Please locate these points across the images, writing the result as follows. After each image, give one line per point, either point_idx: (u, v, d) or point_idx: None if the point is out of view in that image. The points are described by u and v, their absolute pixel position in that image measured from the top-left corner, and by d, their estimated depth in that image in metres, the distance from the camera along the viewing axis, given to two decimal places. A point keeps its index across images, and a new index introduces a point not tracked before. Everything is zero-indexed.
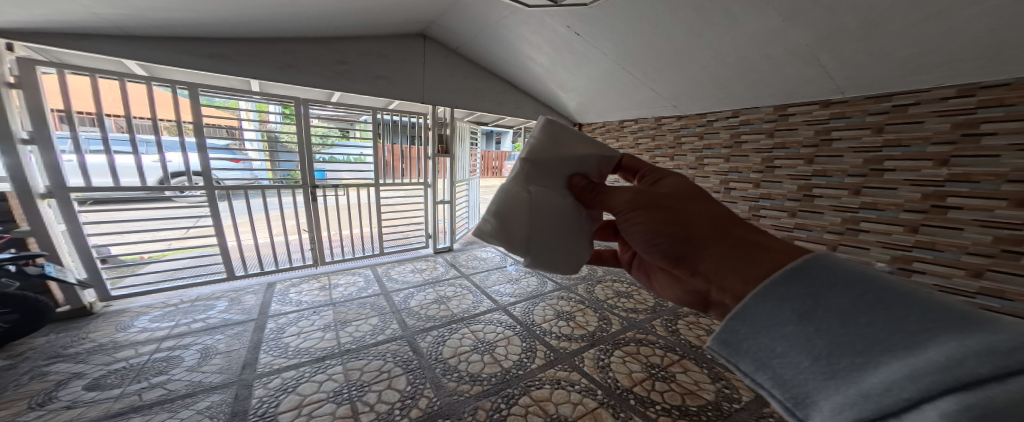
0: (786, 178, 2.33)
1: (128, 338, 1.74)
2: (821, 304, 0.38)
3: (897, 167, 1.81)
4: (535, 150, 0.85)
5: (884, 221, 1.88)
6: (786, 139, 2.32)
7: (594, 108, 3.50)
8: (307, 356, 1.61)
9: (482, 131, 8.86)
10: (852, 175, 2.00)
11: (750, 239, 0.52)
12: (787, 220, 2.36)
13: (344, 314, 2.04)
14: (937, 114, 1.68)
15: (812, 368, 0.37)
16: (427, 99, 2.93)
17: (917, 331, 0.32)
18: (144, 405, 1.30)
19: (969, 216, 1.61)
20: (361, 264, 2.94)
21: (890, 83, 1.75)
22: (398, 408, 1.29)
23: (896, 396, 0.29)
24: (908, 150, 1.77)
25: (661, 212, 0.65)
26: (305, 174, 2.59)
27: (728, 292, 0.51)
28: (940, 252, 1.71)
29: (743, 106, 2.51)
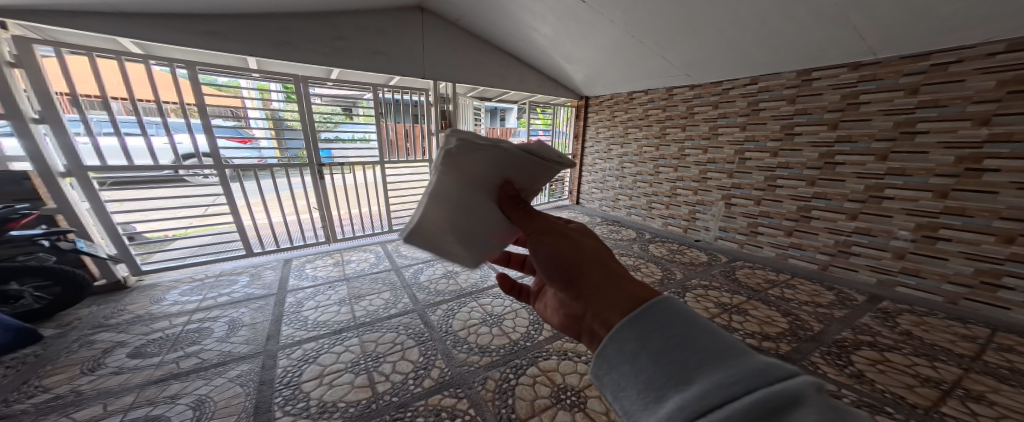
0: (806, 146, 2.23)
1: (162, 311, 1.86)
2: (648, 343, 0.36)
3: (931, 129, 1.74)
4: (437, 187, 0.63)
5: (912, 187, 1.83)
6: (808, 104, 2.19)
7: (601, 80, 3.36)
8: (325, 328, 1.70)
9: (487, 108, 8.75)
10: (879, 140, 1.91)
11: (625, 274, 0.52)
12: (805, 189, 2.27)
13: (357, 288, 2.13)
14: (981, 72, 1.58)
15: (634, 397, 0.35)
16: (428, 75, 2.85)
17: (701, 363, 0.33)
18: (182, 372, 1.40)
19: (1008, 178, 1.58)
20: (372, 241, 3.01)
21: (931, 41, 1.62)
22: (412, 377, 1.36)
23: (673, 420, 0.29)
24: (945, 111, 1.69)
25: (562, 239, 0.60)
26: (312, 154, 2.59)
27: (597, 318, 0.47)
28: (970, 218, 1.69)
29: (762, 73, 2.37)
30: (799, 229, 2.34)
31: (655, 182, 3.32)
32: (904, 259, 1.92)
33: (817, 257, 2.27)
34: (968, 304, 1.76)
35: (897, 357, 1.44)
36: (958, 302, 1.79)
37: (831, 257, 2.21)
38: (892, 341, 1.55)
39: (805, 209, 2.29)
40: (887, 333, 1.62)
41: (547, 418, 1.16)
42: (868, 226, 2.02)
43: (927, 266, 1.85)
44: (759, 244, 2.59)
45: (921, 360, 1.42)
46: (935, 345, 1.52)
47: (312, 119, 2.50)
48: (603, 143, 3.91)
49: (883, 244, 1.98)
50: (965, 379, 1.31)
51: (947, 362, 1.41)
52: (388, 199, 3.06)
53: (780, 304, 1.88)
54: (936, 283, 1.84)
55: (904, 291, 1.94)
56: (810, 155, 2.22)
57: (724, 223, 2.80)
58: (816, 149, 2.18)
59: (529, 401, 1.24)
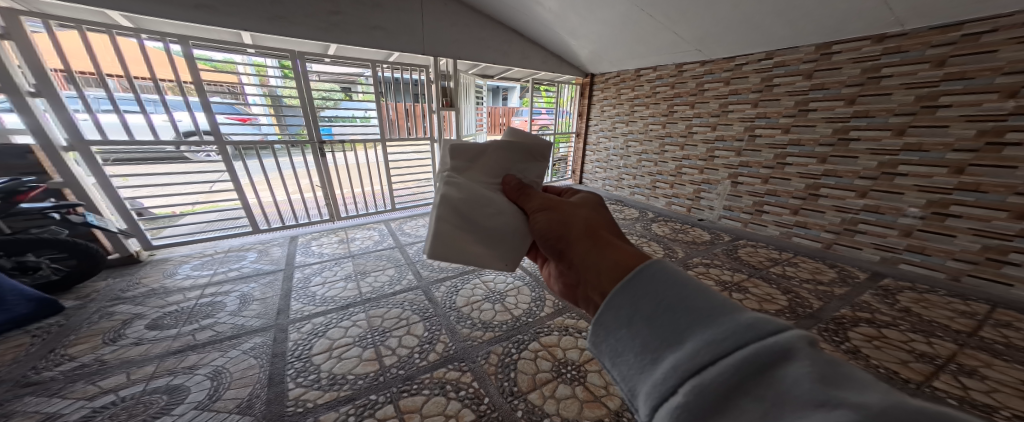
0: (820, 122, 2.16)
1: (176, 284, 1.93)
2: (640, 308, 0.36)
3: (954, 102, 1.68)
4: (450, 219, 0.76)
5: (927, 163, 1.80)
6: (825, 79, 2.10)
7: (608, 56, 3.23)
8: (332, 304, 1.75)
9: (488, 87, 8.52)
10: (898, 114, 1.85)
11: (614, 241, 0.53)
12: (815, 167, 2.23)
13: (363, 265, 2.17)
14: (1015, 41, 1.51)
15: (632, 362, 0.35)
16: (429, 51, 2.75)
17: (694, 322, 0.32)
18: (198, 344, 1.47)
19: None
20: (375, 219, 3.03)
21: (965, 9, 1.53)
22: (418, 352, 1.41)
23: (670, 382, 0.30)
24: (971, 84, 1.63)
25: (556, 213, 0.64)
26: (311, 131, 2.54)
27: (587, 285, 0.48)
28: (983, 194, 1.67)
29: (779, 46, 2.26)
30: (805, 207, 2.32)
31: (660, 161, 3.27)
32: (910, 237, 1.91)
33: (822, 235, 2.27)
34: (970, 280, 1.77)
35: (894, 333, 1.47)
36: (961, 279, 1.80)
37: (836, 235, 2.20)
38: (890, 317, 1.58)
39: (814, 186, 2.27)
40: (886, 309, 1.64)
41: (548, 390, 1.21)
42: (877, 204, 2.00)
43: (933, 243, 1.85)
44: (763, 223, 2.58)
45: (918, 336, 1.45)
46: (934, 321, 1.55)
47: (311, 97, 2.44)
48: (608, 121, 3.81)
49: (891, 221, 1.97)
50: (960, 354, 1.34)
51: (943, 338, 1.43)
52: (391, 178, 3.04)
53: (780, 282, 1.90)
54: (940, 260, 1.84)
55: (906, 268, 1.96)
56: (824, 131, 2.16)
57: (729, 203, 2.78)
58: (830, 125, 2.12)
59: (530, 375, 1.29)
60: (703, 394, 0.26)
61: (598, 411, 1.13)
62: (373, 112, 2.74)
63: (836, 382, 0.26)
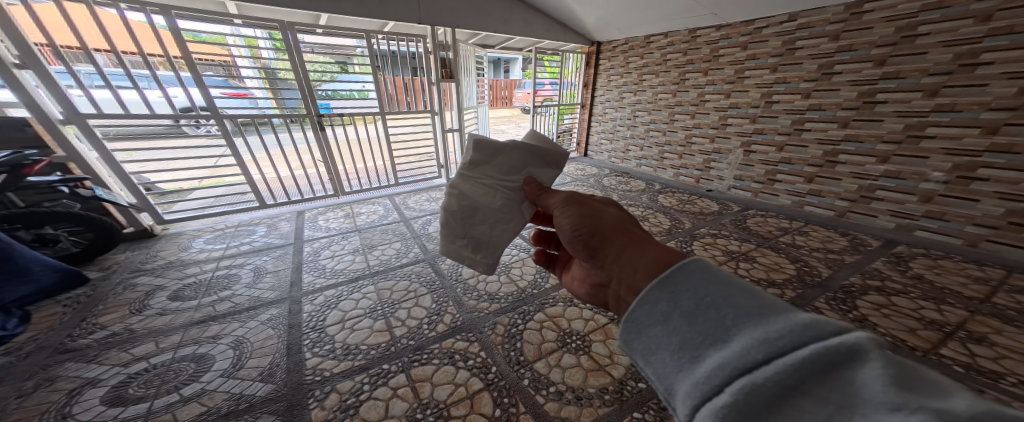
0: (845, 86, 2.05)
1: (191, 257, 1.99)
2: (678, 304, 0.36)
3: (997, 60, 1.57)
4: (449, 218, 0.85)
5: (958, 124, 1.72)
6: (853, 40, 1.97)
7: (616, 23, 3.03)
8: (343, 276, 1.81)
9: (487, 59, 8.19)
10: (932, 74, 1.74)
11: (648, 238, 0.53)
12: (836, 132, 2.15)
13: (369, 239, 2.21)
14: None
15: (667, 360, 0.35)
16: (425, 20, 2.59)
17: (740, 321, 0.32)
18: (219, 315, 1.55)
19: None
20: (379, 194, 3.02)
21: None
22: (427, 323, 1.48)
23: (714, 381, 0.30)
24: (1017, 39, 1.52)
25: (586, 210, 0.64)
26: (309, 105, 2.47)
27: (622, 285, 0.49)
28: (1016, 156, 1.61)
29: (805, 7, 2.10)
30: (821, 175, 2.28)
31: (670, 131, 3.17)
32: (931, 202, 1.88)
33: (837, 204, 2.24)
34: (988, 246, 1.76)
35: (904, 301, 1.49)
36: (978, 245, 1.79)
37: (850, 202, 2.18)
38: (901, 285, 1.59)
39: (832, 153, 2.20)
40: (898, 277, 1.66)
41: (553, 360, 1.27)
42: (898, 169, 1.95)
43: (954, 208, 1.82)
44: (775, 192, 2.55)
45: (928, 304, 1.47)
46: (946, 288, 1.56)
47: (306, 72, 2.36)
48: (615, 91, 3.65)
49: (911, 187, 1.93)
50: (969, 321, 1.36)
51: (953, 305, 1.45)
52: (393, 153, 2.99)
53: (789, 252, 1.91)
54: (960, 225, 1.82)
55: (922, 235, 1.94)
56: (847, 94, 2.05)
57: (740, 172, 2.73)
58: (855, 88, 2.01)
59: (536, 345, 1.35)
60: (757, 393, 0.26)
61: (602, 379, 1.19)
62: (372, 84, 2.64)
63: (910, 386, 0.25)
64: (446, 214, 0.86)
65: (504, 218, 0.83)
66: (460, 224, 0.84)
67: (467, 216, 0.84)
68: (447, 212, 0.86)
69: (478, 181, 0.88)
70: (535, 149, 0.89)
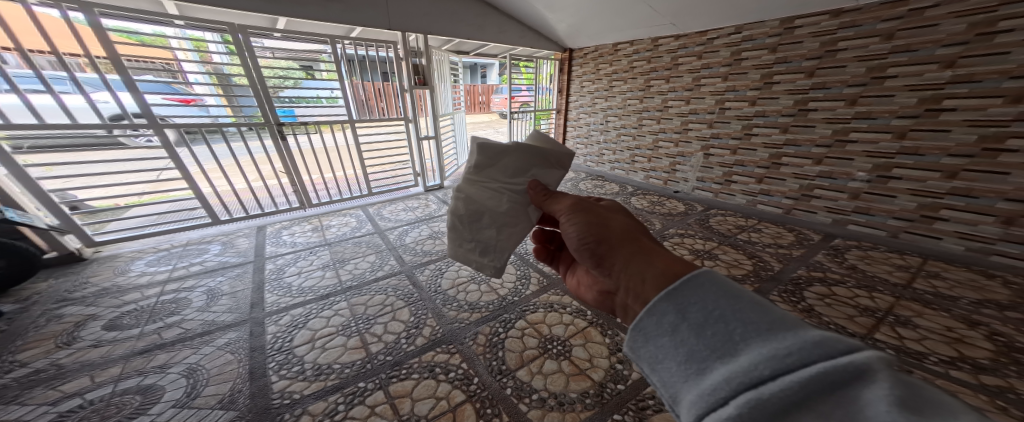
0: (783, 94, 2.27)
1: (131, 282, 1.77)
2: (686, 316, 0.36)
3: (900, 73, 1.81)
4: (457, 221, 0.86)
5: (875, 129, 1.96)
6: (789, 52, 2.19)
7: (585, 30, 3.14)
8: (311, 294, 1.69)
9: (464, 64, 8.21)
10: (851, 85, 1.98)
11: (657, 248, 0.52)
12: (778, 136, 2.37)
13: (341, 252, 2.09)
14: (954, 15, 1.62)
15: (674, 370, 0.35)
16: (395, 26, 2.53)
17: (749, 336, 0.32)
18: (166, 342, 1.38)
19: (960, 117, 1.69)
20: (351, 205, 2.86)
21: None
22: (405, 336, 1.41)
23: (720, 395, 0.29)
24: (915, 55, 1.75)
25: (593, 217, 0.64)
26: (266, 112, 2.31)
27: (631, 292, 0.49)
28: (922, 157, 1.83)
29: (749, 20, 2.29)
30: (769, 175, 2.48)
31: (639, 135, 3.31)
32: (859, 198, 2.10)
33: (784, 201, 2.43)
34: (907, 236, 1.97)
35: (842, 290, 1.64)
36: (899, 236, 2.00)
37: (795, 200, 2.38)
38: (839, 275, 1.76)
39: (777, 155, 2.41)
40: (836, 268, 1.83)
41: (536, 366, 1.26)
42: (831, 169, 2.17)
43: (877, 203, 2.03)
44: (732, 192, 2.72)
45: (862, 291, 1.63)
46: (875, 276, 1.75)
47: (262, 76, 2.20)
48: (589, 96, 3.77)
49: (842, 185, 2.16)
50: (896, 306, 1.52)
51: (883, 292, 1.62)
52: (365, 162, 2.86)
53: (746, 248, 2.06)
54: (883, 218, 2.03)
55: (854, 229, 2.16)
56: (786, 102, 2.27)
57: (702, 174, 2.88)
58: (792, 96, 2.24)
59: (518, 353, 1.33)
60: (761, 408, 0.25)
61: (584, 383, 1.19)
62: (339, 91, 2.51)
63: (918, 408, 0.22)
64: (454, 218, 0.86)
65: (510, 221, 0.83)
66: (467, 229, 0.84)
67: (474, 220, 0.84)
68: (455, 216, 0.86)
69: (484, 184, 0.87)
70: (541, 150, 0.88)
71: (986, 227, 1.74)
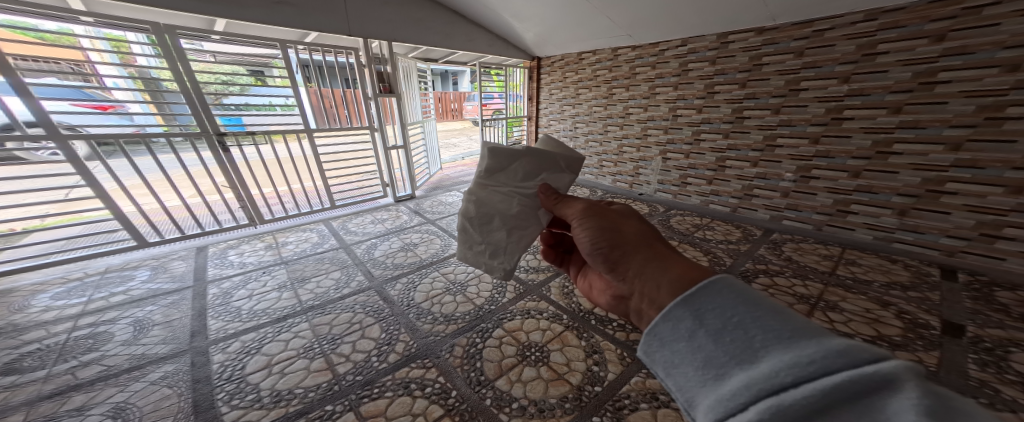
0: (723, 103, 2.47)
1: (33, 319, 1.53)
2: (704, 321, 0.37)
3: (810, 86, 2.06)
4: (468, 224, 0.88)
5: (795, 135, 2.19)
6: (725, 65, 2.39)
7: (552, 40, 3.24)
8: (266, 317, 1.55)
9: (436, 72, 8.17)
10: (774, 96, 2.22)
11: (671, 254, 0.53)
12: (722, 142, 2.55)
13: (300, 271, 1.95)
14: (846, 37, 1.88)
15: (689, 375, 0.36)
16: (355, 32, 2.44)
17: (768, 343, 0.32)
18: (82, 383, 1.21)
19: (859, 125, 1.94)
20: (313, 219, 2.70)
21: (816, 9, 1.87)
22: (376, 354, 1.33)
23: (740, 400, 0.30)
24: (820, 70, 2.00)
25: (605, 222, 0.65)
26: (204, 120, 2.11)
27: (645, 298, 0.49)
28: (832, 159, 2.07)
29: (692, 33, 2.47)
30: (718, 177, 2.64)
31: (605, 141, 3.42)
32: (789, 196, 2.31)
33: (730, 200, 2.60)
34: (829, 229, 2.18)
35: (783, 279, 1.74)
36: (822, 229, 2.21)
37: (738, 199, 2.56)
38: (779, 266, 1.88)
39: (721, 159, 2.59)
40: (776, 259, 1.95)
41: (515, 374, 1.24)
42: (765, 171, 2.38)
43: (803, 200, 2.25)
44: (688, 193, 2.85)
45: (797, 280, 1.73)
46: (807, 265, 1.87)
47: (194, 80, 2.00)
48: (557, 103, 3.87)
49: (774, 184, 2.36)
50: (825, 292, 1.63)
51: (814, 280, 1.73)
52: (325, 173, 2.71)
53: (702, 245, 2.17)
54: (809, 213, 2.24)
55: (788, 224, 2.35)
56: (725, 110, 2.47)
57: (662, 177, 3.01)
58: (730, 105, 2.44)
59: (497, 362, 1.30)
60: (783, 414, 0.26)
61: (562, 387, 1.18)
62: (294, 99, 2.37)
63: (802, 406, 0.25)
64: (466, 222, 0.88)
65: (520, 225, 0.85)
66: (478, 232, 0.87)
67: (484, 223, 0.86)
68: (466, 218, 0.88)
69: (495, 188, 0.88)
70: (552, 154, 0.87)
71: (885, 219, 1.95)
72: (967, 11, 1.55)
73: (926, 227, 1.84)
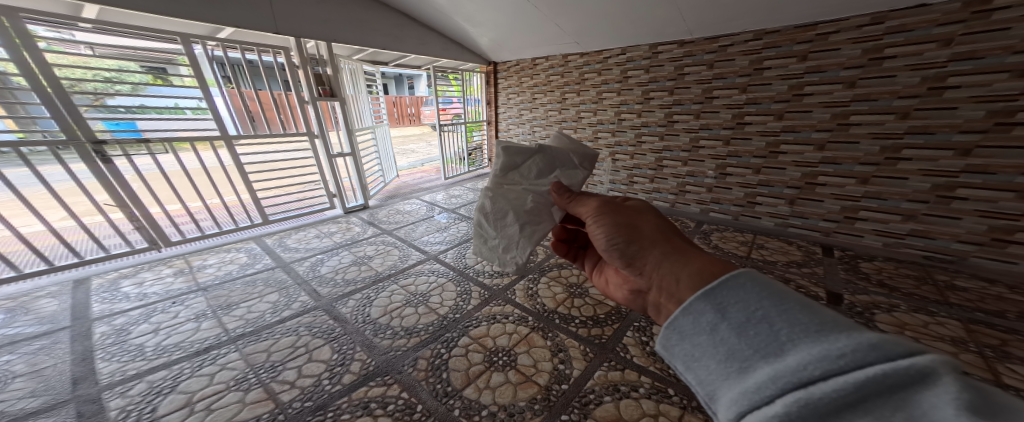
0: (658, 108, 2.69)
1: None
2: (726, 314, 0.36)
3: (721, 95, 2.35)
4: (484, 219, 0.91)
5: (712, 137, 2.47)
6: (657, 73, 2.61)
7: (506, 45, 3.28)
8: (180, 351, 1.35)
9: (390, 75, 7.87)
10: (694, 103, 2.48)
11: (692, 249, 0.53)
12: (658, 143, 2.76)
13: (223, 297, 1.71)
14: (742, 54, 2.20)
15: (711, 369, 0.35)
16: (284, 30, 2.20)
17: (794, 336, 0.31)
18: None
19: (756, 130, 2.27)
20: (240, 237, 2.43)
21: (721, 26, 2.13)
22: (328, 377, 1.22)
23: (768, 392, 0.29)
24: (726, 81, 2.30)
25: (622, 219, 0.66)
26: (76, 124, 1.75)
27: (663, 292, 0.50)
28: (739, 158, 2.38)
29: (630, 43, 2.67)
30: (658, 176, 2.83)
31: None
32: (712, 191, 2.57)
33: (667, 197, 2.81)
34: (744, 218, 2.47)
35: None
36: (738, 218, 2.50)
37: (675, 195, 2.76)
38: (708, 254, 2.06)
39: (659, 160, 2.80)
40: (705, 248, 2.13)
41: (483, 382, 1.21)
42: (692, 169, 2.63)
43: (721, 194, 2.52)
44: (634, 192, 3.02)
45: None
46: (728, 251, 2.07)
47: (55, 76, 1.65)
48: (515, 108, 3.92)
49: (700, 181, 2.61)
50: None
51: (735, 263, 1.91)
52: (252, 185, 2.44)
53: None
54: (727, 205, 2.52)
55: (715, 215, 2.60)
56: (659, 115, 2.70)
57: (613, 177, 3.14)
58: (662, 110, 2.66)
59: (464, 371, 1.26)
60: (813, 408, 0.26)
61: (531, 389, 1.18)
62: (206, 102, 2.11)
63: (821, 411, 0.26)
64: (481, 217, 0.92)
65: (533, 220, 0.86)
66: (492, 227, 0.90)
67: (499, 218, 0.88)
68: (482, 214, 0.91)
69: (509, 185, 0.88)
70: (568, 152, 0.86)
71: (781, 207, 2.29)
72: (818, 37, 1.92)
73: (809, 213, 2.18)
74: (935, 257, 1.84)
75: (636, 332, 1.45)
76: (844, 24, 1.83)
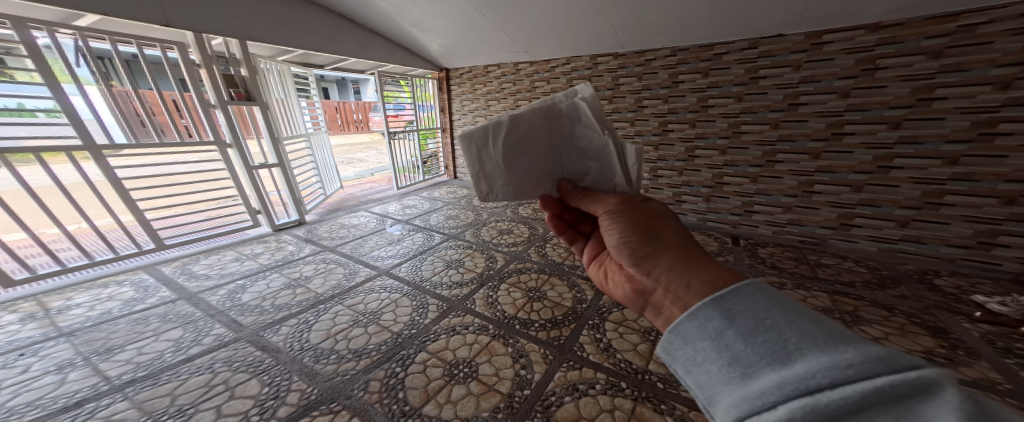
0: None
1: None
2: (735, 322, 0.37)
3: (649, 104, 2.60)
4: (510, 131, 0.68)
5: (646, 142, 2.72)
6: (598, 83, 2.81)
7: (457, 52, 3.27)
8: (38, 410, 1.08)
9: (332, 78, 7.35)
10: (629, 111, 2.72)
11: (705, 256, 0.55)
12: None
13: (99, 340, 1.40)
14: (663, 67, 2.45)
15: (713, 373, 0.37)
16: (174, 24, 1.86)
17: (802, 346, 0.33)
18: None
19: (677, 136, 2.55)
20: (126, 266, 2.04)
21: (645, 42, 2.37)
22: (257, 414, 1.07)
23: (772, 397, 0.31)
24: (652, 92, 2.56)
25: (635, 220, 0.67)
26: None
27: (670, 294, 0.54)
28: (665, 160, 2.66)
29: (574, 54, 2.82)
30: None
31: None
32: (648, 191, 2.81)
33: None
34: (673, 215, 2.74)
35: None
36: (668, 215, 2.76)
37: None
38: None
39: None
40: None
41: (443, 396, 1.16)
42: None
43: (655, 194, 2.78)
44: None
45: None
46: None
47: None
48: (470, 114, 3.91)
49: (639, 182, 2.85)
50: None
51: None
52: (135, 204, 2.04)
53: None
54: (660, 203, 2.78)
55: None
56: None
57: None
58: None
59: (422, 388, 1.19)
60: (819, 412, 0.27)
61: (494, 398, 1.16)
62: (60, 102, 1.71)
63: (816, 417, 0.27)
64: (508, 126, 0.68)
65: (534, 180, 0.76)
66: (508, 146, 0.69)
67: (519, 145, 0.70)
68: (514, 123, 0.68)
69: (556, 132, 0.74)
70: None
71: (700, 204, 2.59)
72: (715, 56, 2.22)
73: (721, 207, 2.51)
74: (808, 241, 2.21)
75: (591, 330, 1.50)
76: (732, 46, 2.15)
